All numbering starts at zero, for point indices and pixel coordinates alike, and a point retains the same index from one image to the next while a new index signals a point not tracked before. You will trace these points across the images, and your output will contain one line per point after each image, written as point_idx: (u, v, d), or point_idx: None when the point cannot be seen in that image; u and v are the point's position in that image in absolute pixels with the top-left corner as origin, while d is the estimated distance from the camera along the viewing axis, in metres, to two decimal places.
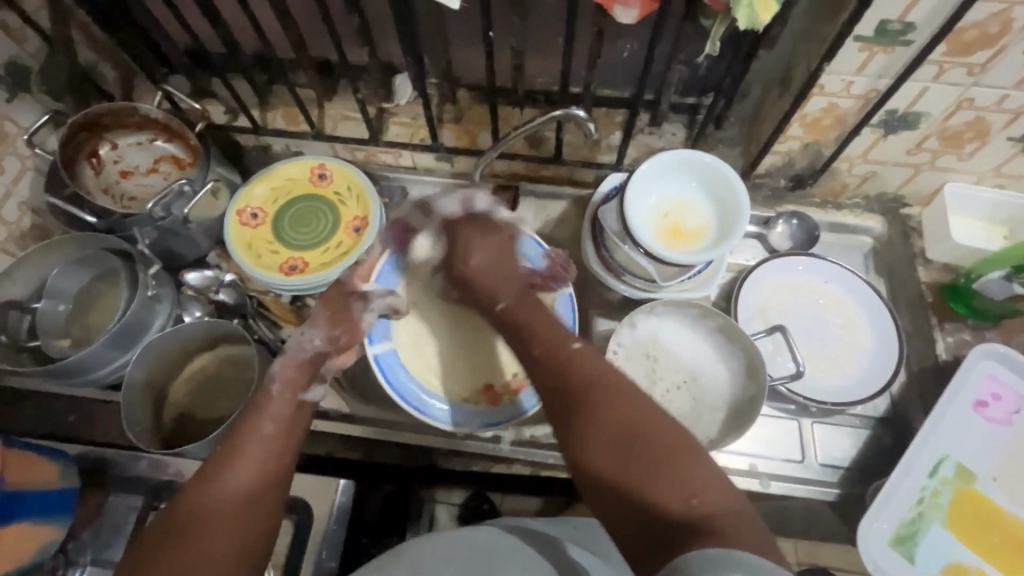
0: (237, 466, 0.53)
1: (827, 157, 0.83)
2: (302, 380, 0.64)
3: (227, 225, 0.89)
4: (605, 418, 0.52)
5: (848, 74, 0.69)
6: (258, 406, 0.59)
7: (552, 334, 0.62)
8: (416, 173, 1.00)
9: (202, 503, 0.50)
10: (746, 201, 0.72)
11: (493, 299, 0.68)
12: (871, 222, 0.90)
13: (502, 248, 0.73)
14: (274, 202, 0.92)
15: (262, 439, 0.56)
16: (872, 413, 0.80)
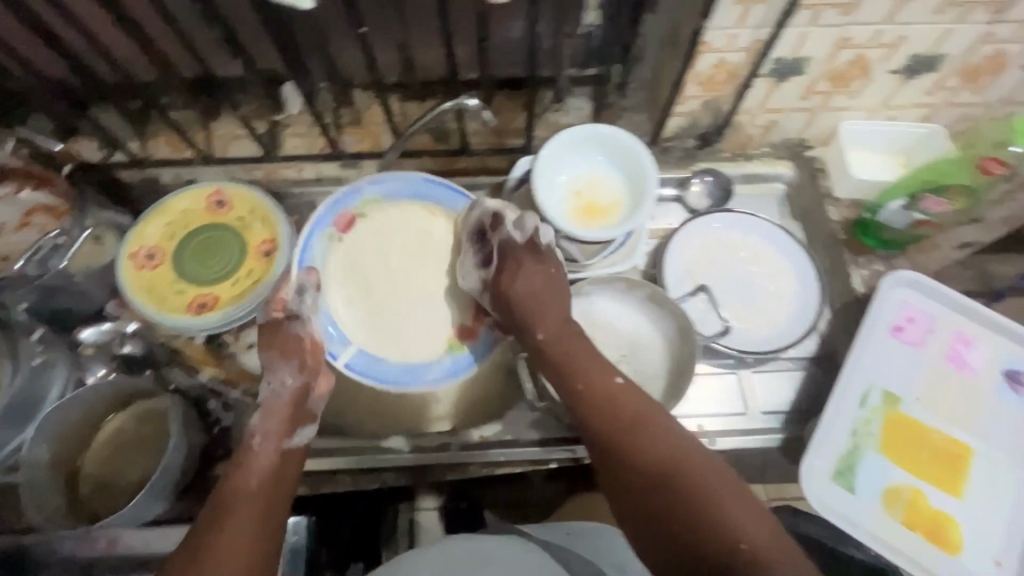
0: (231, 521, 0.55)
1: (727, 112, 0.83)
2: (286, 426, 0.66)
3: (121, 272, 0.81)
4: (660, 463, 0.57)
5: (730, 27, 0.69)
6: (243, 462, 0.61)
7: (624, 394, 0.63)
8: (323, 185, 0.93)
9: (219, 520, 0.55)
10: (653, 165, 0.71)
11: (532, 330, 0.69)
12: (780, 167, 0.93)
13: (550, 280, 0.72)
14: (171, 238, 0.85)
15: (248, 494, 0.58)
16: (804, 353, 0.83)
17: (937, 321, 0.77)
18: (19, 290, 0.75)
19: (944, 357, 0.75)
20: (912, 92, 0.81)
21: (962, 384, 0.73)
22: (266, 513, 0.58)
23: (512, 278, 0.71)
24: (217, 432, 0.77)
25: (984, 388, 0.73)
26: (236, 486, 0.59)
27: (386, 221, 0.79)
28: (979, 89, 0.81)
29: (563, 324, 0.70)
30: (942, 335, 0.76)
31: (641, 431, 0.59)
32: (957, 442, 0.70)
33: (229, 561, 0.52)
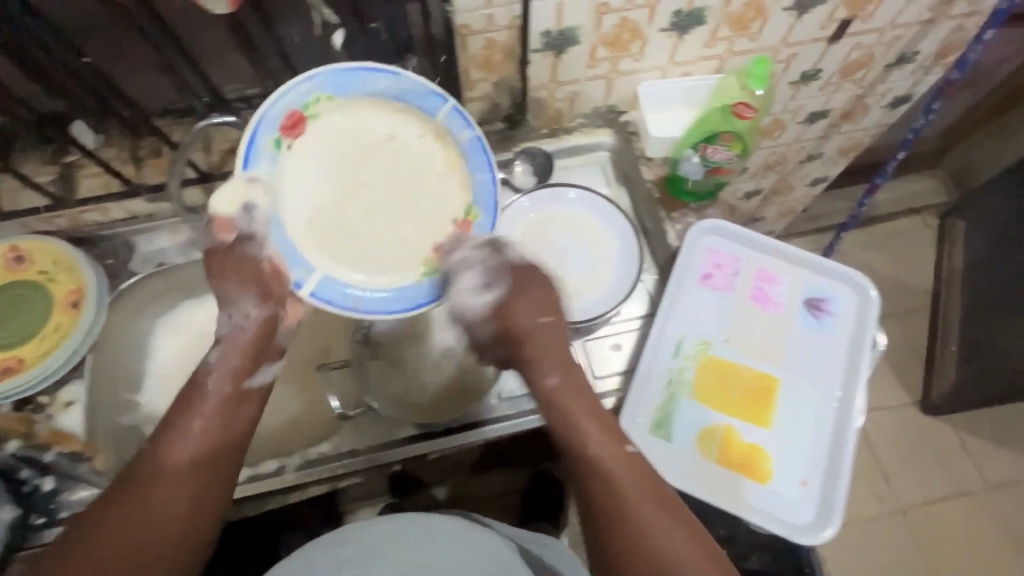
0: (167, 485, 0.55)
1: (521, 91, 0.84)
2: (250, 364, 0.63)
3: None
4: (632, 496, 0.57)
5: (482, 8, 0.69)
6: (192, 405, 0.60)
7: (582, 407, 0.62)
8: (135, 223, 0.89)
9: (150, 482, 0.55)
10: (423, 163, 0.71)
11: (542, 375, 0.63)
12: (600, 136, 0.95)
13: (256, 351, 0.63)
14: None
15: (184, 459, 0.57)
16: (634, 312, 0.84)
17: (742, 262, 0.80)
18: None
19: (749, 297, 0.78)
20: (691, 47, 0.83)
21: (765, 319, 0.76)
22: (214, 476, 0.58)
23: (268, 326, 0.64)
24: (32, 499, 0.78)
25: (786, 321, 0.76)
26: (207, 427, 0.59)
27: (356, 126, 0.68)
28: (753, 35, 0.84)
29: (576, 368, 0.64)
30: (747, 275, 0.79)
31: (643, 522, 0.56)
32: (764, 375, 0.73)
33: (157, 525, 0.54)
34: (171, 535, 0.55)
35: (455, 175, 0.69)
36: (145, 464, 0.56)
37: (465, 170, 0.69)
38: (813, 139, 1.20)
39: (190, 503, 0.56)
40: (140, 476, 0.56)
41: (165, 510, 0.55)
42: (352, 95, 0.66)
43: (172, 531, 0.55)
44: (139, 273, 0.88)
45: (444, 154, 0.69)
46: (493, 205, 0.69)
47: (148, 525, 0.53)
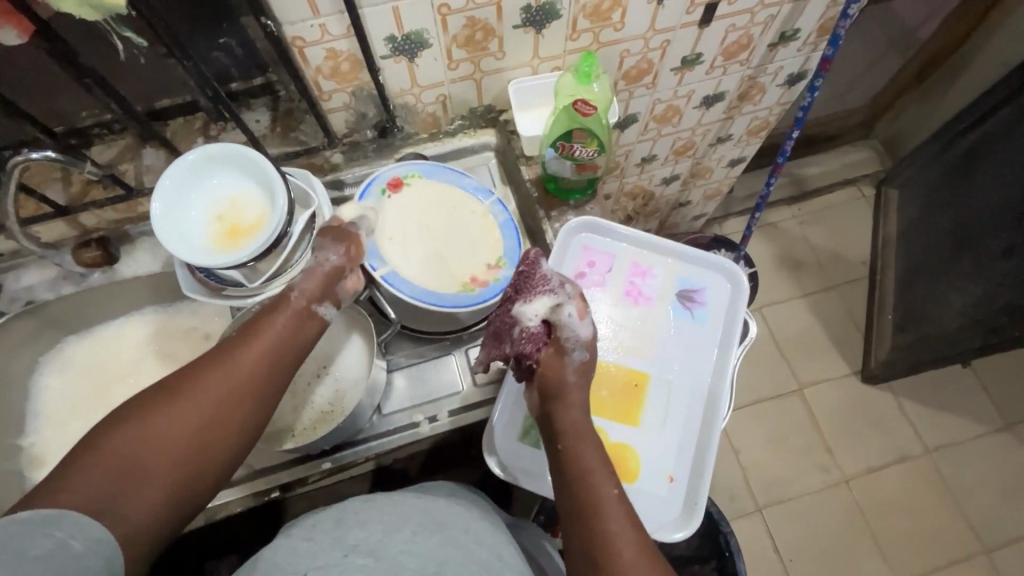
0: (236, 374, 0.60)
1: (383, 97, 0.82)
2: (319, 291, 0.69)
3: None
4: (581, 493, 0.56)
5: (311, 18, 0.67)
6: (282, 302, 0.67)
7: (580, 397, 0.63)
8: (1, 261, 0.86)
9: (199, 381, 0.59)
10: (268, 168, 0.70)
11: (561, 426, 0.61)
12: (484, 137, 0.93)
13: (232, 380, 0.60)
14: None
15: (168, 414, 0.56)
16: None
17: (616, 258, 0.79)
18: None
19: (622, 293, 0.77)
20: (553, 41, 0.81)
21: (638, 314, 0.76)
22: (264, 374, 0.62)
23: (216, 366, 0.60)
24: None
25: (659, 314, 0.76)
26: (239, 343, 0.62)
27: (441, 195, 0.84)
28: (616, 25, 0.83)
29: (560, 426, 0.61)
30: (620, 271, 0.79)
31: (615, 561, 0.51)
32: (633, 372, 0.73)
33: (140, 455, 0.54)
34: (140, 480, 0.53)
35: (488, 240, 0.82)
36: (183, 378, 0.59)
37: (498, 239, 0.82)
38: (716, 122, 1.19)
39: (194, 426, 0.57)
40: (131, 406, 0.57)
41: (149, 443, 0.55)
42: (440, 180, 0.85)
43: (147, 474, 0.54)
44: (7, 311, 0.86)
45: (485, 225, 0.83)
46: (517, 257, 0.81)
47: (176, 430, 0.56)
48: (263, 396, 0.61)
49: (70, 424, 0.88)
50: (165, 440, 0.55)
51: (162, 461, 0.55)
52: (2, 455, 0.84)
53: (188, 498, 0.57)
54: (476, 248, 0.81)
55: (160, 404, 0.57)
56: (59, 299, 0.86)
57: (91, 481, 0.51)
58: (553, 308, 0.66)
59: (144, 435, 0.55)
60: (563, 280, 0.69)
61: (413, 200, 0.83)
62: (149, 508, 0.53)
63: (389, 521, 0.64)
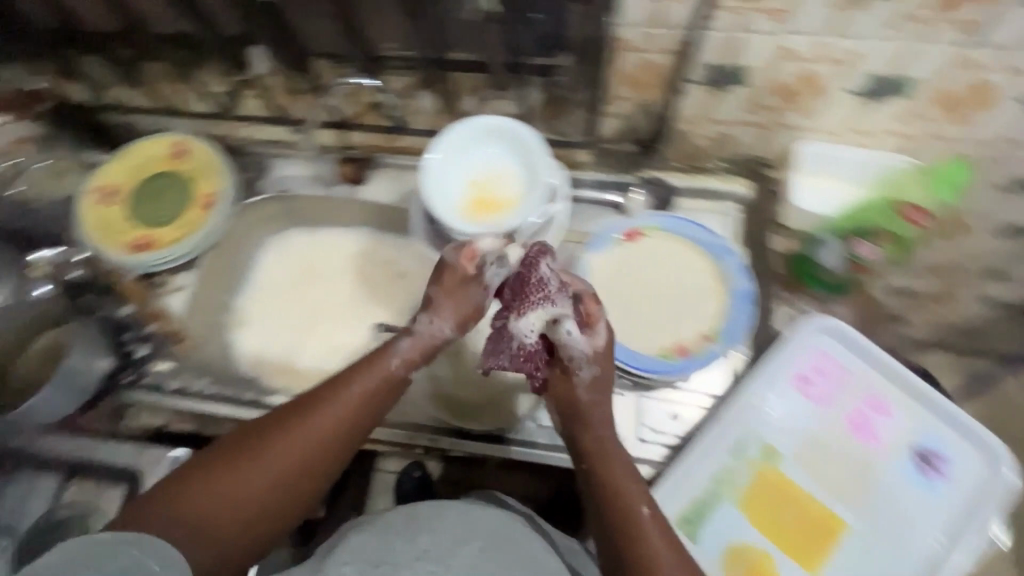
0: (336, 418, 0.57)
1: (665, 118, 0.77)
2: (426, 346, 0.65)
3: (83, 207, 0.91)
4: (619, 526, 0.55)
5: (648, 26, 0.63)
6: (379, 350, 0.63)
7: (604, 419, 0.62)
8: (277, 147, 0.98)
9: (302, 420, 0.56)
10: (539, 150, 0.70)
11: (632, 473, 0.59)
12: (737, 186, 0.86)
13: (331, 421, 0.56)
14: (131, 179, 0.94)
15: (266, 454, 0.53)
16: (708, 387, 0.77)
17: (853, 379, 0.69)
18: None
19: (846, 420, 0.67)
20: (878, 118, 0.71)
21: (858, 453, 0.65)
22: (355, 433, 0.58)
23: (319, 408, 0.57)
24: (129, 358, 0.86)
25: (883, 463, 0.65)
26: (326, 394, 0.58)
27: (673, 251, 0.81)
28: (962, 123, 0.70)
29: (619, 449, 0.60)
30: (852, 396, 0.68)
31: None
32: (828, 514, 0.64)
33: (231, 496, 0.51)
34: (227, 522, 0.50)
35: (712, 305, 0.77)
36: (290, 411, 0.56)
37: (723, 306, 0.77)
38: None
39: (282, 473, 0.53)
40: (234, 444, 0.54)
41: (246, 485, 0.51)
42: (675, 235, 0.82)
43: (231, 517, 0.50)
44: (266, 192, 0.96)
45: (713, 287, 0.78)
46: (736, 337, 0.75)
47: (267, 472, 0.52)
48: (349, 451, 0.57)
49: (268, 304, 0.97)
50: (248, 508, 0.51)
51: (251, 503, 0.51)
52: (218, 310, 0.95)
53: (257, 551, 0.52)
54: (694, 313, 0.77)
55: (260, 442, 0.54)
56: (309, 196, 0.96)
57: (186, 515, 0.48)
58: (551, 321, 0.62)
59: (239, 473, 0.52)
60: (563, 284, 0.62)
61: (644, 253, 0.82)
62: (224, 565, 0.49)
63: (460, 531, 0.61)
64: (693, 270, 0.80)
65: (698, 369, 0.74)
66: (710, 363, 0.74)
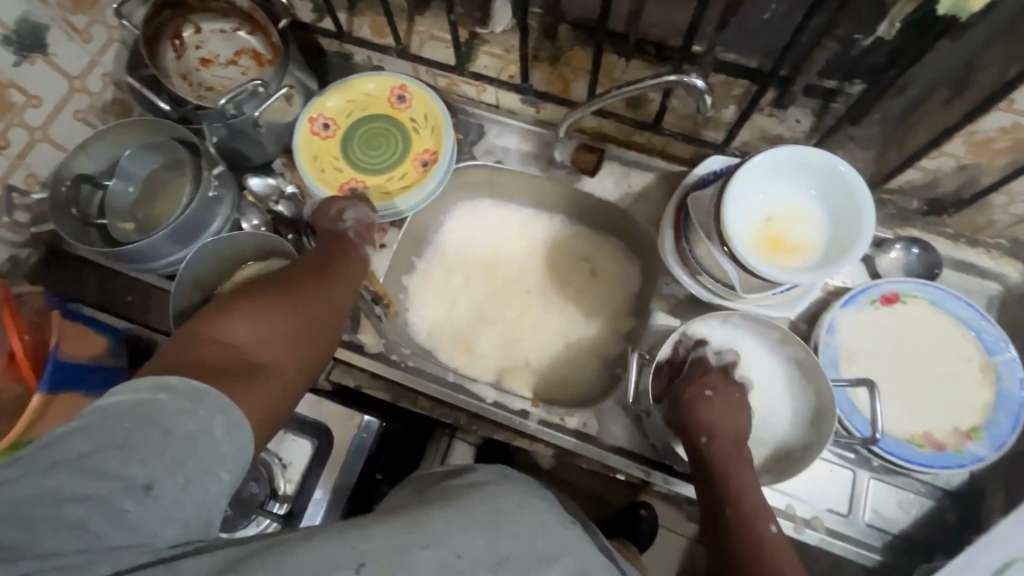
0: (319, 273, 0.63)
1: (983, 185, 0.68)
2: (365, 232, 0.73)
3: (297, 133, 0.85)
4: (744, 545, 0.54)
5: None
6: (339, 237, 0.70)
7: (731, 418, 0.63)
8: (498, 113, 0.91)
9: (309, 275, 0.62)
10: (868, 205, 0.61)
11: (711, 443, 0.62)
12: (1006, 268, 0.78)
13: (337, 281, 0.64)
14: (348, 115, 0.88)
15: (299, 299, 0.59)
16: (942, 484, 0.71)
17: None
18: (212, 124, 0.77)
19: None
20: None
21: None
22: (332, 301, 0.62)
23: (310, 268, 0.64)
24: None
25: None
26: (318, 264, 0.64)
27: (935, 329, 0.74)
28: None
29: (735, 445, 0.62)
30: None
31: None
32: None
33: (273, 323, 0.55)
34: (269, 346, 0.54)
35: (974, 401, 0.70)
36: (305, 270, 0.63)
37: (987, 404, 0.70)
38: None
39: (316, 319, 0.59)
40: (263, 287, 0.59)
41: (282, 315, 0.56)
42: (940, 310, 0.74)
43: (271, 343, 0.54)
44: (479, 159, 0.90)
45: (976, 379, 0.71)
46: (1002, 443, 0.68)
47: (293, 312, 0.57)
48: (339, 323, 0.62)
49: (454, 276, 0.91)
50: (249, 346, 0.53)
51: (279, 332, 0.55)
52: (403, 273, 0.90)
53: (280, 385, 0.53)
54: (949, 404, 0.71)
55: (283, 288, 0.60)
56: (523, 174, 0.89)
57: (245, 335, 0.53)
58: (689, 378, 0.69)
59: (276, 307, 0.57)
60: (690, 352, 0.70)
61: (903, 322, 0.74)
62: (266, 406, 0.50)
63: (543, 546, 0.42)
64: (955, 356, 0.73)
65: (953, 469, 0.68)
66: (968, 467, 0.68)
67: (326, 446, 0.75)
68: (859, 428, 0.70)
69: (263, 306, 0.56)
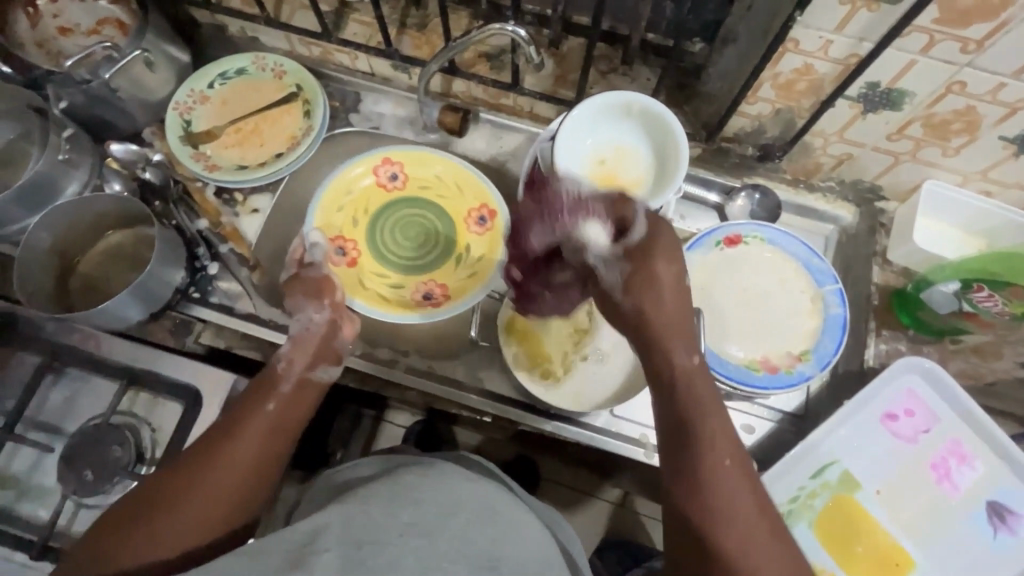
0: (242, 436, 0.57)
1: (799, 127, 0.74)
2: (309, 360, 0.66)
3: (364, 163, 0.83)
4: (718, 479, 0.49)
5: (827, 31, 0.60)
6: (270, 382, 0.62)
7: (689, 345, 0.55)
8: (371, 80, 0.93)
9: (233, 432, 0.57)
10: (683, 142, 0.65)
11: (673, 351, 0.54)
12: (841, 211, 0.84)
13: (266, 436, 0.58)
14: (416, 186, 0.85)
15: (217, 469, 0.54)
16: (782, 407, 0.77)
17: (938, 422, 0.69)
18: (63, 88, 0.76)
19: (926, 462, 0.68)
20: (1019, 169, 0.69)
21: (935, 496, 0.66)
22: (257, 463, 0.56)
23: (233, 423, 0.58)
24: (198, 276, 0.81)
25: (956, 509, 0.66)
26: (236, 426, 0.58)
27: (770, 265, 0.80)
28: None
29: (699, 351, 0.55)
30: (936, 437, 0.68)
31: (751, 530, 0.47)
32: (899, 549, 0.65)
33: (182, 513, 0.52)
34: (174, 538, 0.51)
35: (805, 328, 0.76)
36: (232, 422, 0.58)
37: (817, 329, 0.76)
38: None
39: (229, 496, 0.54)
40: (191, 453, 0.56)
41: (198, 500, 0.53)
42: (775, 249, 0.80)
43: (177, 533, 0.51)
44: (355, 126, 0.92)
45: (808, 308, 0.78)
46: (827, 362, 0.74)
47: (208, 490, 0.53)
48: (259, 488, 0.56)
49: None
50: (152, 540, 0.50)
51: (191, 520, 0.52)
52: None
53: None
54: (784, 332, 0.77)
55: (206, 454, 0.55)
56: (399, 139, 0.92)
57: (151, 532, 0.51)
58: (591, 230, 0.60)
59: (190, 488, 0.53)
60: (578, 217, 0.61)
61: (744, 261, 0.80)
62: None
63: (447, 502, 0.47)
64: (789, 289, 0.79)
65: (784, 388, 0.74)
66: (795, 386, 0.74)
67: (193, 406, 0.75)
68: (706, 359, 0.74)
69: (173, 492, 0.53)
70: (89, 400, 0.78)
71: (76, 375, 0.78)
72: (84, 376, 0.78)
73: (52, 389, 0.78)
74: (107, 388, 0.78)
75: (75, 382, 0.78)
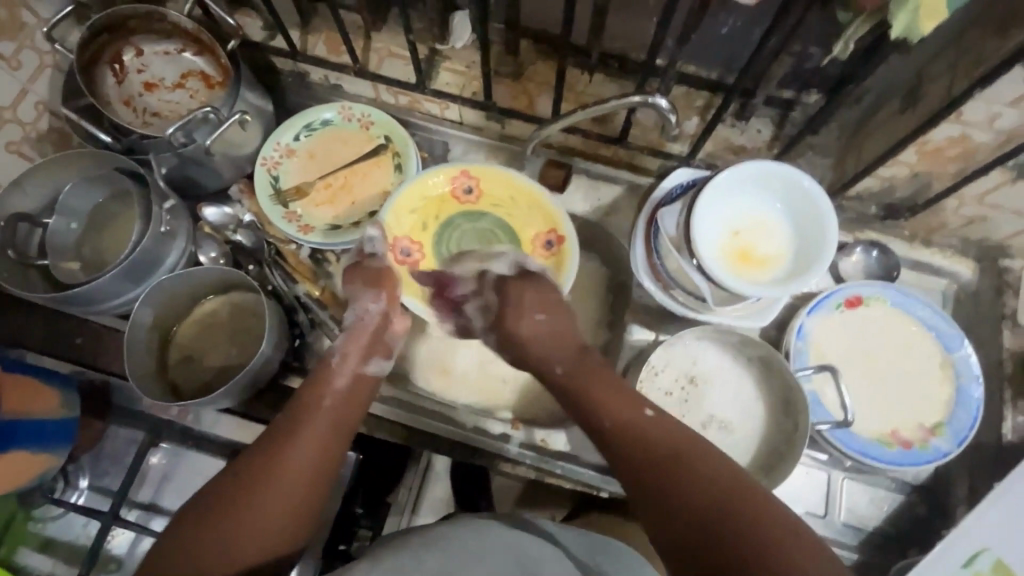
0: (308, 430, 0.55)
1: (936, 190, 0.71)
2: (362, 353, 0.66)
3: (441, 170, 0.77)
4: (664, 439, 0.52)
5: (999, 104, 0.57)
6: (325, 376, 0.62)
7: (584, 359, 0.63)
8: (462, 129, 0.89)
9: (298, 426, 0.55)
10: (831, 215, 0.62)
11: (531, 311, 0.67)
12: (958, 266, 0.80)
13: (336, 423, 0.58)
14: (488, 192, 0.79)
15: (300, 460, 0.53)
16: (911, 479, 0.74)
17: None
18: (160, 153, 0.73)
19: None
20: None
21: None
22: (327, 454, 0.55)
23: (298, 417, 0.56)
24: (298, 345, 0.78)
25: None
26: (300, 418, 0.56)
27: (896, 330, 0.76)
28: None
29: (561, 308, 0.68)
30: None
31: (682, 461, 0.50)
32: None
33: (266, 509, 0.49)
34: (260, 540, 0.48)
35: (938, 398, 0.73)
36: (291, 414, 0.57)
37: (949, 399, 0.73)
38: None
39: (305, 486, 0.52)
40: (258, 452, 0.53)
41: (279, 493, 0.50)
42: (897, 311, 0.76)
43: (263, 533, 0.48)
44: None
45: (937, 375, 0.74)
46: (964, 437, 0.71)
47: (292, 484, 0.51)
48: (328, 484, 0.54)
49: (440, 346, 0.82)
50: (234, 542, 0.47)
51: (278, 514, 0.49)
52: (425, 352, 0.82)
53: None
54: (914, 403, 0.74)
55: (279, 444, 0.53)
56: None
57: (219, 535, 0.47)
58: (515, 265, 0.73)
59: (268, 478, 0.51)
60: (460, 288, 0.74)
61: (866, 326, 0.76)
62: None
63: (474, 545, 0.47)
64: (916, 354, 0.75)
65: (923, 466, 0.70)
66: (934, 461, 0.70)
67: None
68: (832, 432, 0.71)
69: (242, 490, 0.50)
70: (190, 472, 0.77)
71: (173, 449, 0.77)
72: (182, 451, 0.77)
73: (152, 457, 0.77)
74: (209, 463, 0.77)
75: (174, 456, 0.77)
